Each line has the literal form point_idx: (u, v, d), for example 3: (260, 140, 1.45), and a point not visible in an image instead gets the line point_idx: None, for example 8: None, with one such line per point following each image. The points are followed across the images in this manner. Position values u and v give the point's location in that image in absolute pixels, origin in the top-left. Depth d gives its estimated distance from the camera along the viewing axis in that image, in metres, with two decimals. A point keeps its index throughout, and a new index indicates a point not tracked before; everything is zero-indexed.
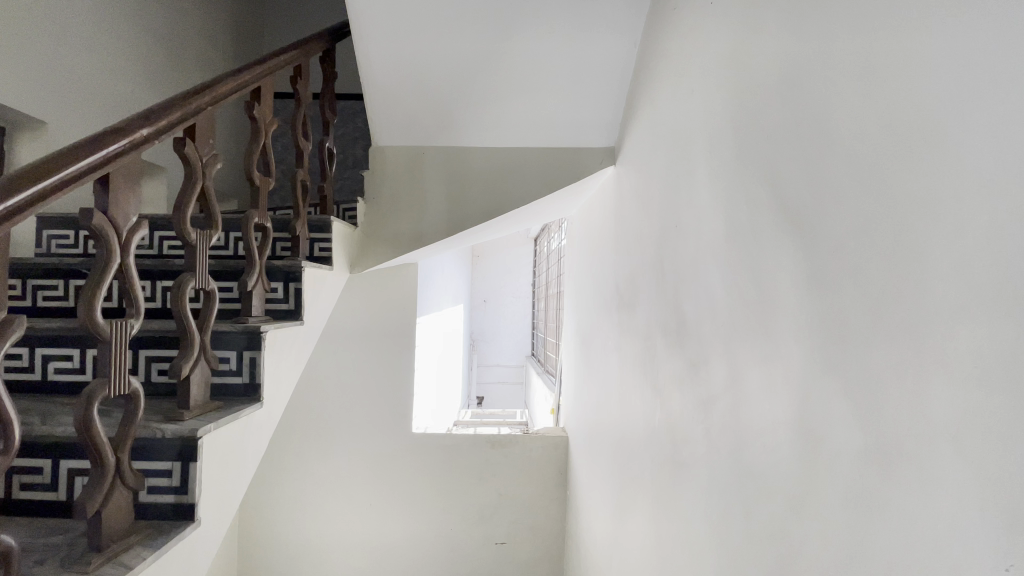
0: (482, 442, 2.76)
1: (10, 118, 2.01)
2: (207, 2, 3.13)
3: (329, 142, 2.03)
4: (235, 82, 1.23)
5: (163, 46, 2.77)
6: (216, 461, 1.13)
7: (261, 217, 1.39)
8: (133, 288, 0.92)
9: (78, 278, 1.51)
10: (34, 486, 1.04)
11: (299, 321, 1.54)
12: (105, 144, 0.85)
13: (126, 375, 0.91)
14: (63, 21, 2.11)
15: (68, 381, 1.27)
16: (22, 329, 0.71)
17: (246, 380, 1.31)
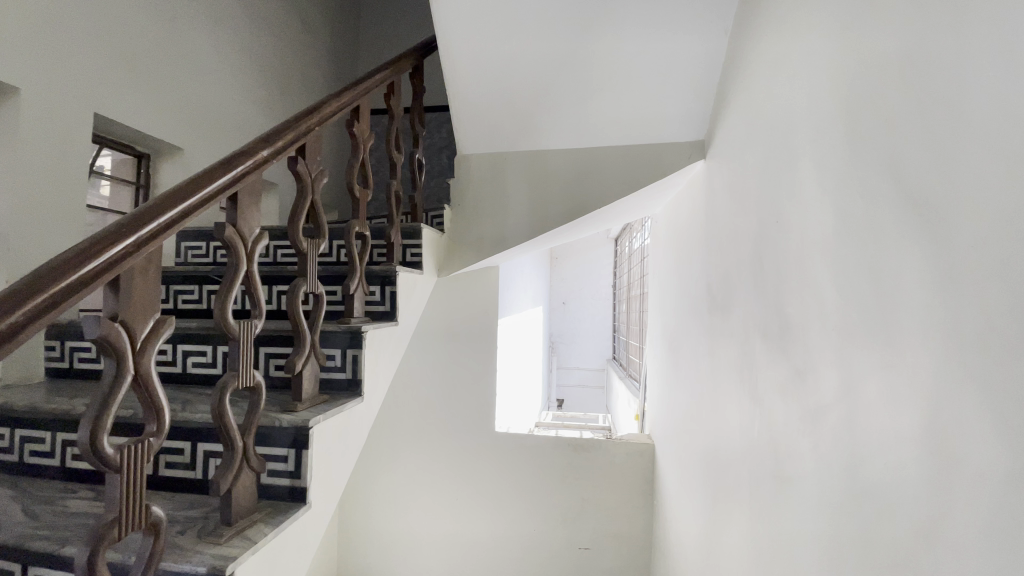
0: (564, 445, 2.76)
1: (155, 147, 2.34)
2: (311, 31, 3.44)
3: (418, 154, 2.14)
4: (338, 103, 1.34)
5: (274, 74, 3.08)
6: (324, 450, 1.24)
7: (361, 226, 1.50)
8: (257, 292, 1.03)
9: (208, 284, 1.72)
10: (177, 465, 1.20)
11: (395, 322, 1.64)
12: (234, 166, 0.96)
13: (251, 369, 1.02)
14: (194, 60, 2.44)
15: (202, 373, 1.45)
16: (171, 328, 0.83)
17: (349, 376, 1.42)
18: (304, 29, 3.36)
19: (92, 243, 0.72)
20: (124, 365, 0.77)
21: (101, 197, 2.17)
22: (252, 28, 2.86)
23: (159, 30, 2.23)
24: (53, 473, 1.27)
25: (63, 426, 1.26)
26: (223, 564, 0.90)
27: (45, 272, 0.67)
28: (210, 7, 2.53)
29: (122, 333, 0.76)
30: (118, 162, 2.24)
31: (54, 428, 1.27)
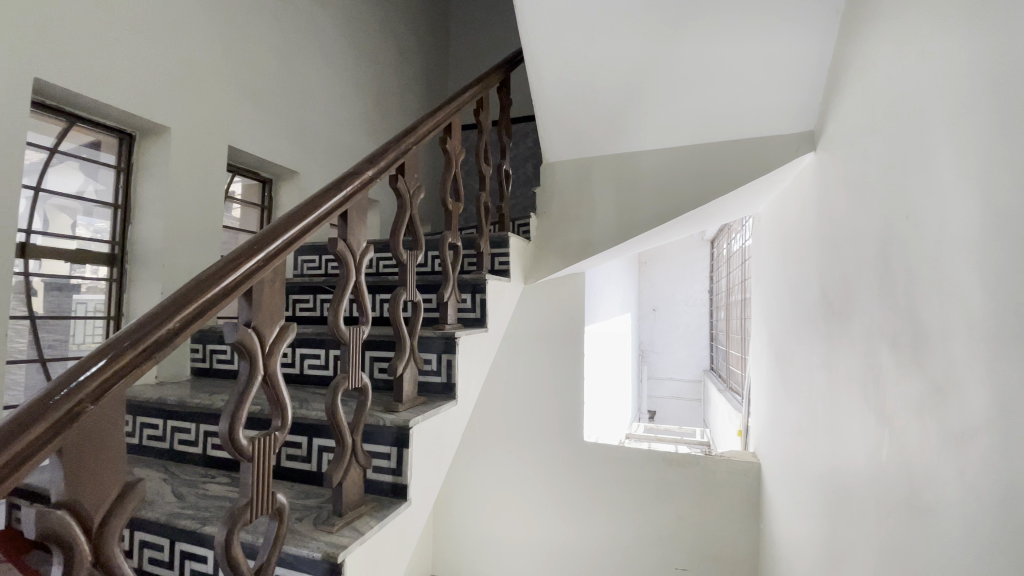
0: (658, 458, 2.64)
1: (277, 172, 2.63)
2: (406, 56, 3.68)
3: (506, 164, 2.19)
4: (433, 122, 1.42)
5: (375, 99, 3.33)
6: (423, 450, 1.30)
7: (454, 237, 1.57)
8: (364, 301, 1.12)
9: (321, 293, 1.90)
10: (295, 458, 1.32)
11: (485, 328, 1.69)
12: (344, 186, 1.06)
13: (359, 371, 1.10)
14: (307, 93, 2.72)
15: (316, 374, 1.60)
16: (293, 332, 0.92)
17: (444, 379, 1.48)
18: (400, 56, 3.61)
19: (231, 259, 0.83)
20: (256, 366, 0.86)
21: (234, 218, 2.48)
22: (355, 60, 3.12)
23: (279, 69, 2.52)
24: (198, 459, 1.46)
25: (205, 419, 1.45)
26: (335, 552, 0.98)
27: (195, 285, 0.77)
28: (319, 44, 2.80)
29: (254, 337, 0.86)
30: (246, 187, 2.55)
31: (198, 421, 1.46)
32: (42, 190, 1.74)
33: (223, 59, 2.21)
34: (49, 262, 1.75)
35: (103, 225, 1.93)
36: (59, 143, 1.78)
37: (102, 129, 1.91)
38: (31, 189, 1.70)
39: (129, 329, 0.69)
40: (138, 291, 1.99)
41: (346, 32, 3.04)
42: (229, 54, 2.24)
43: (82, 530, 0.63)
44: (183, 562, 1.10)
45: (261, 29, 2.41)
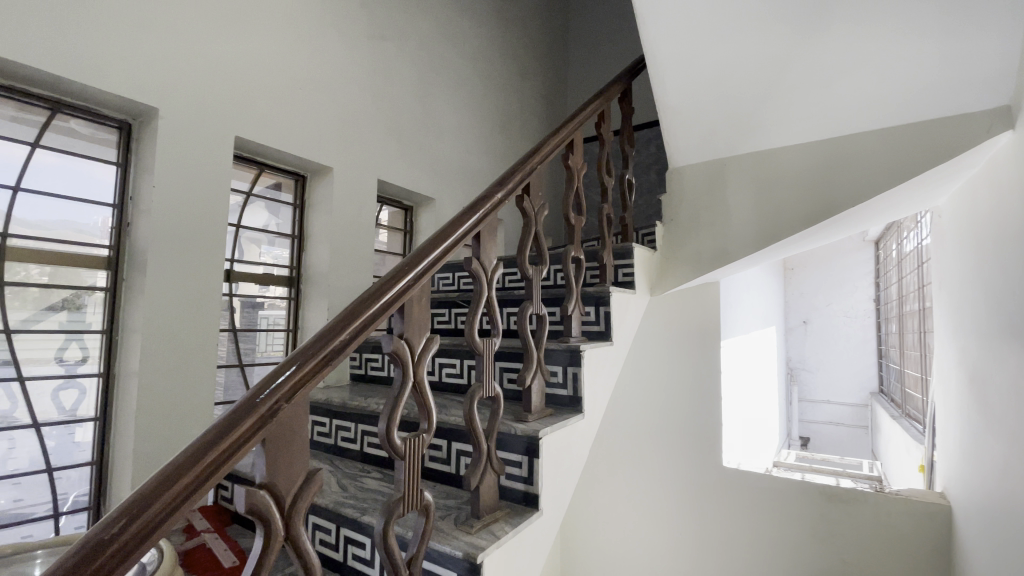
0: (813, 491, 2.34)
1: (416, 200, 2.91)
2: (528, 79, 3.85)
3: (629, 174, 2.16)
4: (556, 140, 1.46)
5: (501, 123, 3.53)
6: (553, 461, 1.33)
7: (576, 250, 1.58)
8: (494, 314, 1.18)
9: (455, 307, 2.05)
10: (437, 460, 1.44)
11: (610, 341, 1.67)
12: (477, 209, 1.14)
13: (491, 382, 1.17)
14: (441, 124, 2.99)
15: (452, 382, 1.73)
16: (437, 344, 1.02)
17: (570, 393, 1.50)
18: (522, 80, 3.77)
19: (386, 280, 0.95)
20: (407, 373, 0.97)
21: (382, 242, 2.79)
22: (481, 89, 3.34)
23: (416, 106, 2.81)
24: (356, 456, 1.66)
25: (361, 420, 1.65)
26: (474, 552, 1.04)
27: (359, 303, 0.89)
28: (450, 79, 3.06)
29: (405, 347, 0.97)
30: (391, 215, 2.87)
31: (356, 421, 1.67)
32: (241, 228, 2.14)
33: (371, 104, 2.54)
34: (245, 286, 2.15)
35: (283, 254, 2.31)
36: (252, 187, 2.18)
37: (281, 173, 2.30)
38: (234, 227, 2.11)
39: (310, 341, 0.82)
40: (309, 308, 2.34)
41: (474, 64, 3.28)
42: (375, 98, 2.56)
43: (277, 508, 0.77)
44: (346, 545, 1.26)
45: (401, 73, 2.71)
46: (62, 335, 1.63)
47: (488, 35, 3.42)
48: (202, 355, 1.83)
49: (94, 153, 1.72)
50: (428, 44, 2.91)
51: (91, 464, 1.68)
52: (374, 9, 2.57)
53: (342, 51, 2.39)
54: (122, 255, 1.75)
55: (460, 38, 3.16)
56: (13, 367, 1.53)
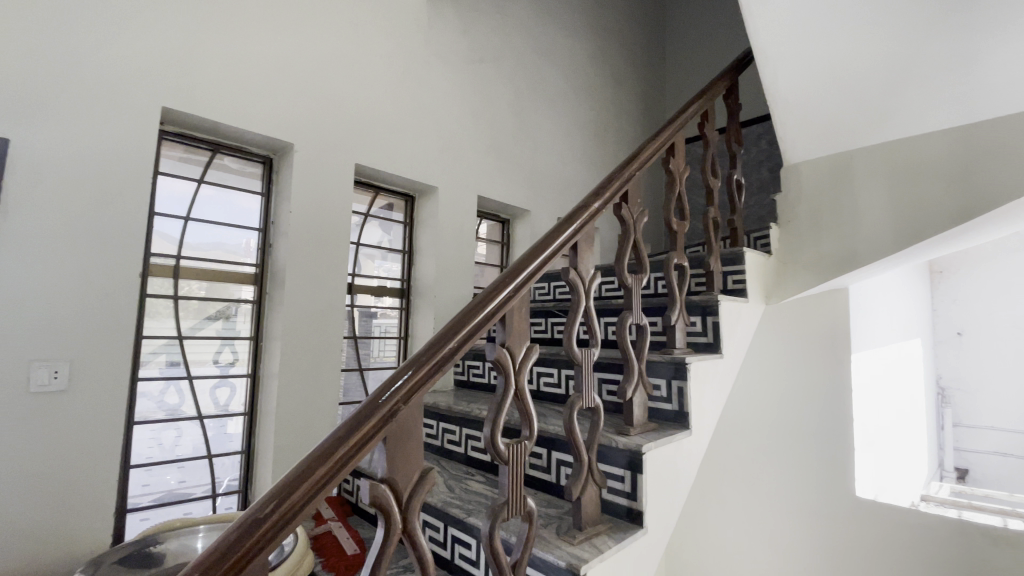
0: (975, 534, 1.99)
1: (513, 212, 2.99)
2: (624, 84, 3.79)
3: (737, 174, 2.03)
4: (655, 145, 1.42)
5: (596, 131, 3.51)
6: (658, 477, 1.28)
7: (680, 256, 1.52)
8: (593, 324, 1.17)
9: (552, 316, 2.07)
10: (538, 468, 1.46)
11: (719, 354, 1.57)
12: (575, 219, 1.14)
13: (591, 393, 1.16)
14: (537, 136, 3.05)
15: (551, 392, 1.74)
16: (537, 353, 1.03)
17: (675, 408, 1.44)
18: (617, 87, 3.73)
19: (489, 290, 0.98)
20: (509, 381, 1.00)
21: (482, 254, 2.91)
22: (576, 100, 3.36)
23: (513, 122, 2.90)
24: (461, 459, 1.74)
25: (465, 424, 1.72)
26: (577, 564, 1.04)
27: (465, 313, 0.94)
28: (546, 93, 3.12)
29: (506, 355, 1.00)
30: (490, 228, 2.98)
31: (461, 426, 1.74)
32: (359, 245, 2.35)
33: (471, 123, 2.66)
34: (363, 297, 2.35)
35: (395, 268, 2.50)
36: (368, 208, 2.40)
37: (392, 194, 2.50)
38: (354, 244, 2.33)
39: (422, 349, 0.88)
40: (418, 318, 2.51)
41: (568, 75, 3.31)
42: (475, 118, 2.69)
43: (395, 502, 0.83)
44: (453, 544, 1.32)
45: (499, 92, 2.82)
46: (218, 341, 1.91)
47: (582, 46, 3.44)
48: (327, 360, 2.04)
49: (242, 186, 2.01)
50: (524, 62, 3.00)
51: (240, 453, 1.94)
52: (474, 34, 2.71)
53: (445, 77, 2.55)
54: (265, 272, 2.02)
55: (555, 52, 3.22)
56: (184, 367, 1.82)
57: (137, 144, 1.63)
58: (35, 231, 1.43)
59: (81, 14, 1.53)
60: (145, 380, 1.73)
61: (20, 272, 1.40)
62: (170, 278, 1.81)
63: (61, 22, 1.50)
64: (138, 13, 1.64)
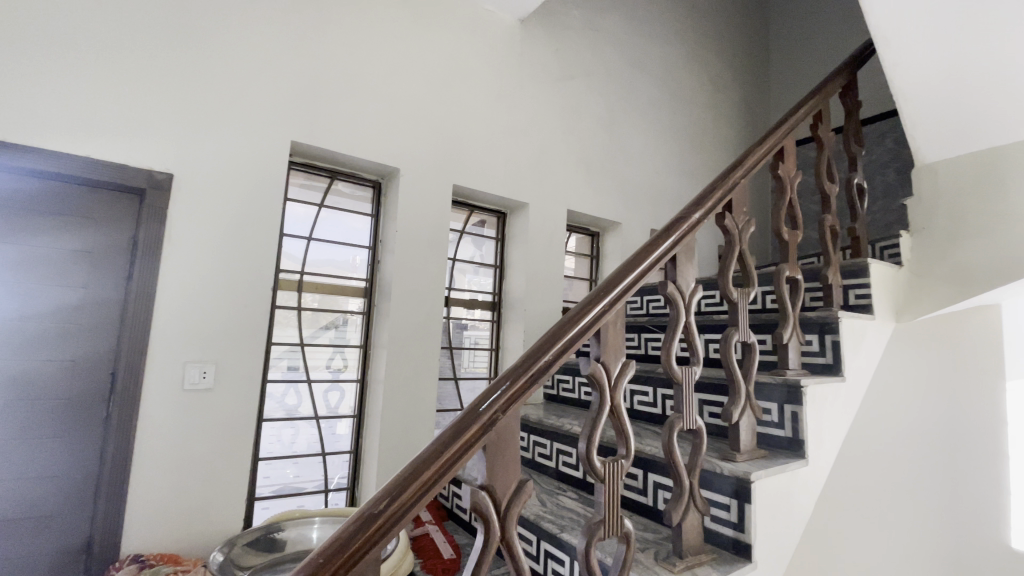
0: None
1: (604, 225, 2.96)
2: (722, 88, 3.62)
3: (858, 178, 1.84)
4: (762, 150, 1.33)
5: (692, 139, 3.37)
6: (769, 509, 1.18)
7: (792, 269, 1.40)
8: (694, 341, 1.11)
9: (646, 332, 2.01)
10: (633, 489, 1.41)
11: (840, 376, 1.42)
12: (676, 228, 1.07)
13: (693, 414, 1.09)
14: (630, 148, 3.00)
15: (646, 411, 1.68)
16: (633, 369, 0.98)
17: (789, 434, 1.32)
18: (714, 92, 3.56)
19: (586, 301, 0.95)
20: (604, 397, 0.95)
21: (571, 268, 2.90)
22: (670, 108, 3.27)
23: (605, 135, 2.89)
24: (552, 473, 1.73)
25: (557, 439, 1.72)
26: None
27: (560, 325, 0.91)
28: (638, 104, 3.07)
29: (601, 371, 0.96)
30: (580, 242, 2.97)
31: (552, 440, 1.74)
32: (455, 260, 2.47)
33: (562, 139, 2.69)
34: (457, 310, 2.46)
35: (488, 282, 2.59)
36: (463, 225, 2.51)
37: (485, 212, 2.60)
38: (450, 259, 2.45)
39: (519, 360, 0.87)
40: (508, 331, 2.56)
41: (662, 84, 3.23)
42: (566, 133, 2.71)
43: (493, 509, 0.85)
44: (546, 559, 1.32)
45: (589, 106, 2.83)
46: (332, 349, 2.10)
47: (676, 53, 3.34)
48: (426, 370, 2.14)
49: (354, 208, 2.20)
50: (615, 74, 2.98)
51: (349, 452, 2.10)
52: (566, 52, 2.75)
53: (537, 95, 2.61)
54: (372, 286, 2.19)
55: (648, 62, 3.17)
56: (303, 372, 2.02)
57: (270, 174, 1.85)
58: (191, 251, 1.67)
59: (229, 65, 1.79)
60: (271, 382, 1.95)
61: (178, 286, 1.65)
62: (294, 291, 2.02)
63: (214, 73, 1.76)
64: (273, 59, 1.88)
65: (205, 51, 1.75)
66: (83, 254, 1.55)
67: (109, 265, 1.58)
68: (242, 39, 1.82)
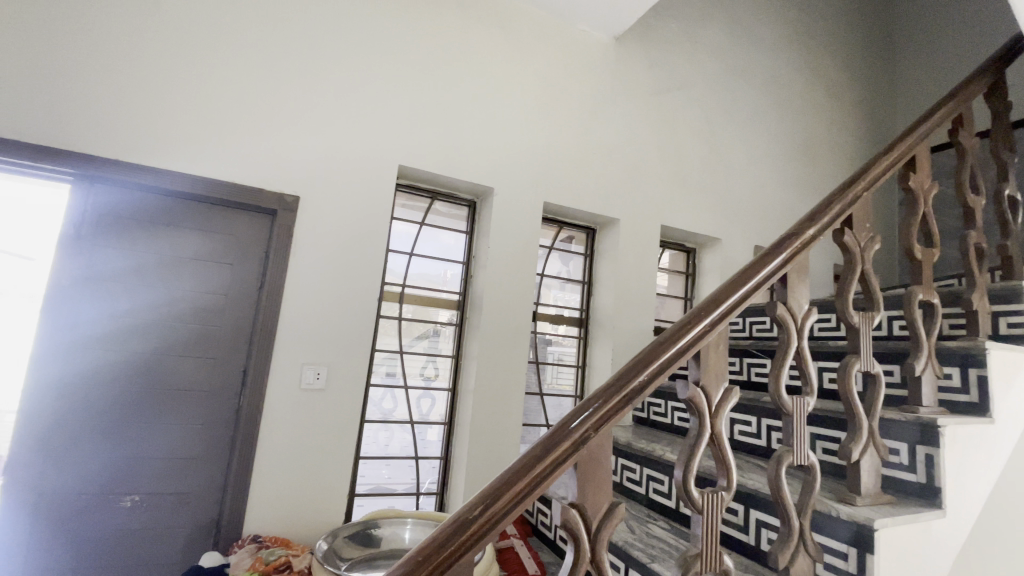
0: None
1: (701, 242, 2.83)
2: (837, 94, 3.33)
3: (1011, 188, 1.59)
4: (888, 160, 1.19)
5: (802, 149, 3.13)
6: (897, 563, 1.04)
7: (926, 292, 1.25)
8: (807, 369, 1.02)
9: (749, 356, 1.90)
10: (733, 525, 1.32)
11: (989, 417, 1.23)
12: (785, 246, 1.00)
13: (806, 449, 0.99)
14: (730, 160, 2.86)
15: (748, 442, 1.57)
16: (737, 397, 0.92)
17: (922, 480, 1.16)
18: (828, 98, 3.29)
19: (685, 321, 0.90)
20: (704, 423, 0.90)
21: (664, 285, 2.81)
22: (777, 117, 3.06)
23: (702, 147, 2.77)
24: (642, 499, 1.67)
25: (647, 463, 1.65)
26: None
27: (657, 344, 0.87)
28: (740, 114, 2.92)
29: (701, 396, 0.90)
30: (674, 258, 2.87)
31: (642, 464, 1.68)
32: (544, 275, 2.50)
33: (656, 153, 2.63)
34: (544, 325, 2.48)
35: (576, 297, 2.58)
36: (553, 241, 2.54)
37: (576, 228, 2.61)
38: (539, 274, 2.48)
39: (614, 377, 0.84)
40: (596, 348, 2.52)
41: (768, 92, 3.05)
42: (661, 148, 2.65)
43: (584, 530, 0.83)
44: None
45: (687, 119, 2.74)
46: (427, 358, 2.21)
47: (784, 59, 3.13)
48: (514, 383, 2.18)
49: (451, 224, 2.32)
50: (715, 85, 2.86)
51: (439, 458, 2.19)
52: (662, 65, 2.71)
53: (631, 110, 2.58)
54: (465, 300, 2.29)
55: (751, 70, 3.01)
56: (400, 378, 2.15)
57: (379, 194, 2.01)
58: (310, 264, 1.86)
59: (349, 97, 1.99)
60: (373, 386, 2.09)
61: (298, 295, 1.83)
62: (396, 302, 2.17)
63: (335, 105, 1.97)
64: (385, 90, 2.05)
65: (328, 86, 1.96)
66: (225, 265, 1.79)
67: (244, 276, 1.81)
68: (360, 73, 2.02)
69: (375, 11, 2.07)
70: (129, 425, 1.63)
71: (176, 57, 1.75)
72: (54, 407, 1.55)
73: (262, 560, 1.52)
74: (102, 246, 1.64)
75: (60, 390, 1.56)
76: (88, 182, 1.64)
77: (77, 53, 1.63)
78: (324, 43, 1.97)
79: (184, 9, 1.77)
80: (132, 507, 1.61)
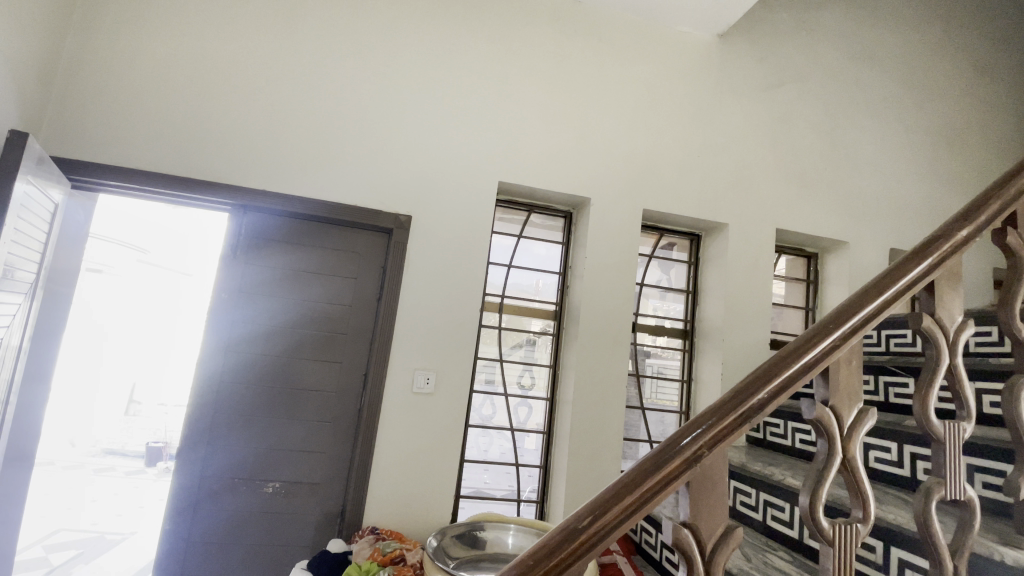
0: None
1: (822, 245, 2.58)
2: (992, 70, 2.87)
3: None
4: None
5: (947, 137, 2.73)
6: None
7: None
8: (962, 390, 0.89)
9: (885, 373, 1.70)
10: (869, 563, 1.18)
11: None
12: (930, 251, 0.88)
13: (963, 482, 0.85)
14: (855, 154, 2.58)
15: (887, 470, 1.40)
16: (873, 420, 0.83)
17: None
18: (981, 76, 2.85)
19: (809, 335, 0.83)
20: (834, 447, 0.82)
21: (779, 293, 2.59)
22: (913, 103, 2.71)
23: (820, 143, 2.54)
24: (758, 527, 1.55)
25: (765, 488, 1.54)
26: None
27: (777, 360, 0.81)
28: (866, 102, 2.63)
29: (830, 417, 0.82)
30: (791, 264, 2.65)
31: (760, 489, 1.56)
32: (643, 285, 2.44)
33: (768, 151, 2.46)
34: (643, 336, 2.41)
35: (678, 307, 2.48)
36: (653, 250, 2.47)
37: (678, 235, 2.52)
38: (638, 284, 2.43)
39: (730, 394, 0.80)
40: (703, 361, 2.40)
41: (900, 75, 2.72)
42: (773, 145, 2.47)
43: (699, 552, 0.79)
44: None
45: (802, 113, 2.53)
46: (527, 368, 2.26)
47: (920, 37, 2.78)
48: (615, 396, 2.14)
49: (548, 236, 2.36)
50: (836, 74, 2.61)
51: (539, 467, 2.22)
52: (771, 59, 2.53)
53: (738, 108, 2.44)
54: (563, 310, 2.30)
55: (880, 52, 2.70)
56: (500, 386, 2.22)
57: (481, 209, 2.10)
58: (420, 278, 2.00)
59: (454, 120, 2.12)
60: (475, 393, 2.18)
61: (410, 307, 1.98)
62: (496, 313, 2.24)
63: (441, 128, 2.10)
64: (487, 110, 2.16)
65: (435, 111, 2.10)
66: (348, 280, 1.98)
67: (364, 289, 1.99)
68: (464, 96, 2.14)
69: (477, 37, 2.18)
70: (272, 421, 1.86)
71: (309, 98, 2.00)
72: (216, 402, 1.83)
73: (379, 551, 1.65)
74: (251, 263, 1.90)
75: (220, 388, 1.83)
76: (242, 211, 1.92)
77: (236, 103, 1.94)
78: (432, 72, 2.12)
79: (316, 55, 2.02)
80: (273, 493, 1.84)
